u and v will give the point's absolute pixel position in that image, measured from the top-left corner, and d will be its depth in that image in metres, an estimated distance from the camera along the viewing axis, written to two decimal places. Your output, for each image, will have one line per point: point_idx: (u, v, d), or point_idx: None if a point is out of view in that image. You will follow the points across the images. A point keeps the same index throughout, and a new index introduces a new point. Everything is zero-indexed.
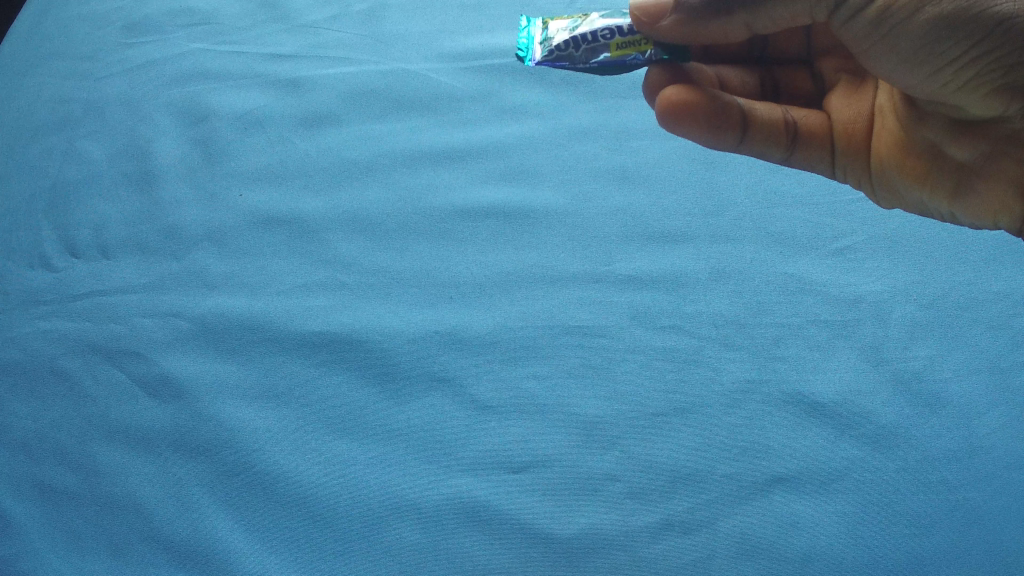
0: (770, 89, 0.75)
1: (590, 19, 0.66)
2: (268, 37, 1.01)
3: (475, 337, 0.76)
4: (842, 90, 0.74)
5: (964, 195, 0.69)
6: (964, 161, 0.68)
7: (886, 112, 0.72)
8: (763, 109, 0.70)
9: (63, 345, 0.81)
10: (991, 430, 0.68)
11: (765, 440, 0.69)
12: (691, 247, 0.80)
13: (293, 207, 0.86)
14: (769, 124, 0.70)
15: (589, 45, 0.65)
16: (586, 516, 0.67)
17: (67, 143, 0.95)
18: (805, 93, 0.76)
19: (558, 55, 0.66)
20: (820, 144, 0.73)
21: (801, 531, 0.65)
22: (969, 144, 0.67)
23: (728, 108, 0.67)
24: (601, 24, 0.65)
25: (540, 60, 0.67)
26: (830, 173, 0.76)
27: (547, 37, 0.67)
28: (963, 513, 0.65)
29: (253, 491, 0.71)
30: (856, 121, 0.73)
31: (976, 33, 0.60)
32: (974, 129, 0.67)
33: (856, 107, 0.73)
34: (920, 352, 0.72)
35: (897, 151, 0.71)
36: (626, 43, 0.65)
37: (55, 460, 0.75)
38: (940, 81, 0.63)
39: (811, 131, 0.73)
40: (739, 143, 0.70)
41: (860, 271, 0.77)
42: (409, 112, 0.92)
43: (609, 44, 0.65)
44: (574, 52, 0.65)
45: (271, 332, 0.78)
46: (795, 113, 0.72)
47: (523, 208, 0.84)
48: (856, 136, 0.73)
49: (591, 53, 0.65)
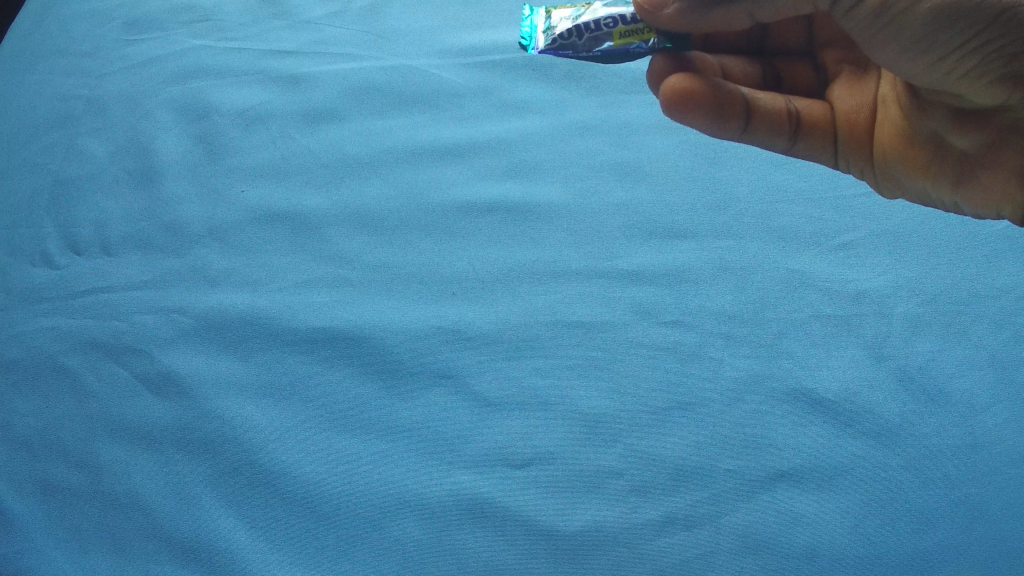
0: (771, 79, 0.74)
1: (593, 7, 0.64)
2: (270, 34, 1.01)
3: (478, 334, 0.76)
4: (844, 80, 0.74)
5: (965, 184, 0.70)
6: (964, 150, 0.69)
7: (889, 102, 0.72)
8: (766, 99, 0.69)
9: (66, 341, 0.81)
10: (993, 425, 0.68)
11: (767, 435, 0.69)
12: (694, 243, 0.80)
13: (297, 203, 0.86)
14: (773, 113, 0.70)
15: (591, 33, 0.63)
16: (590, 511, 0.67)
17: (67, 140, 0.95)
18: (806, 85, 0.75)
19: (562, 44, 0.64)
20: (823, 134, 0.72)
21: (803, 527, 0.65)
22: (970, 134, 0.68)
23: (731, 98, 0.66)
24: (604, 13, 0.63)
25: (542, 49, 0.65)
26: (832, 163, 0.75)
27: (550, 26, 0.65)
28: (966, 508, 0.65)
29: (258, 488, 0.70)
30: (858, 112, 0.73)
31: (979, 21, 0.59)
32: (976, 119, 0.67)
33: (858, 97, 0.73)
34: (923, 348, 0.72)
35: (899, 141, 0.72)
36: (629, 31, 0.63)
37: (58, 457, 0.75)
38: (943, 69, 0.63)
39: (814, 121, 0.72)
40: (742, 134, 0.69)
41: (863, 266, 0.77)
42: (410, 108, 0.92)
43: (613, 32, 0.63)
44: (577, 41, 0.64)
45: (269, 328, 0.78)
46: (798, 103, 0.72)
47: (525, 203, 0.84)
48: (858, 127, 0.73)
49: (594, 41, 0.63)
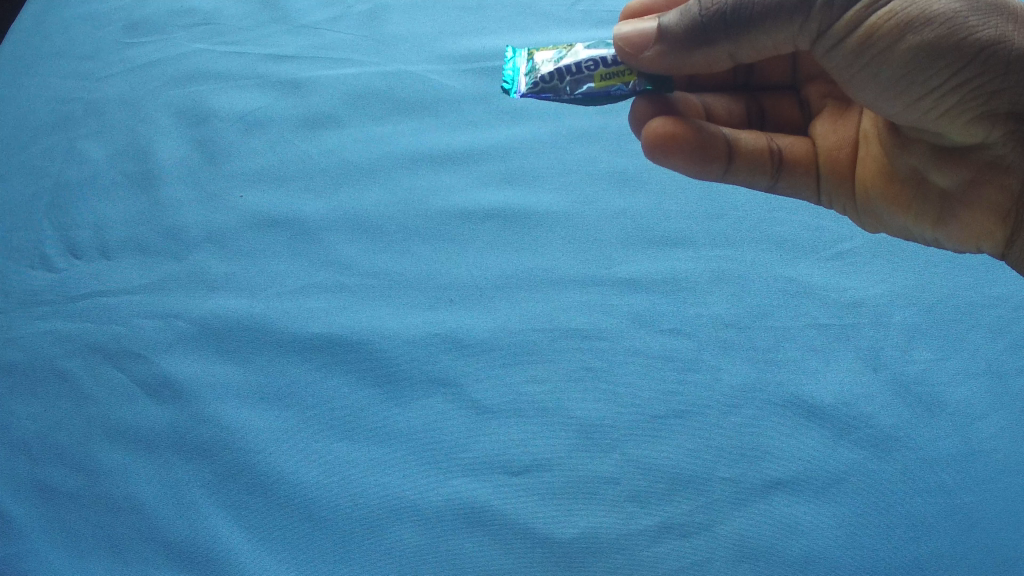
0: (756, 113, 0.77)
1: (574, 50, 0.68)
2: (270, 38, 1.01)
3: (476, 341, 0.76)
4: (828, 115, 0.75)
5: (946, 220, 0.70)
6: (946, 188, 0.68)
7: (870, 138, 0.72)
8: (749, 139, 0.71)
9: (65, 345, 0.81)
10: (990, 434, 0.69)
11: (764, 443, 0.69)
12: (692, 250, 0.80)
13: (296, 208, 0.86)
14: (755, 153, 0.71)
15: (573, 76, 0.66)
16: (586, 518, 0.67)
17: (67, 143, 0.95)
18: (791, 120, 0.77)
19: (543, 87, 0.67)
20: (805, 171, 0.74)
21: (799, 535, 0.65)
22: (951, 170, 0.67)
23: (713, 139, 0.68)
24: (585, 56, 0.66)
25: (525, 92, 0.68)
26: (816, 200, 0.76)
27: (532, 68, 0.68)
28: (962, 516, 0.66)
29: (257, 493, 0.71)
30: (840, 147, 0.74)
31: (958, 60, 0.59)
32: (957, 155, 0.66)
33: (840, 133, 0.74)
34: (920, 357, 0.73)
35: (881, 177, 0.72)
36: (609, 74, 0.66)
37: (56, 460, 0.75)
38: (925, 107, 0.63)
39: (797, 158, 0.73)
40: (724, 175, 0.71)
41: (861, 275, 0.78)
42: (410, 113, 0.92)
43: (594, 75, 0.66)
44: (558, 84, 0.67)
45: (268, 332, 0.78)
46: (781, 141, 0.73)
47: (525, 209, 0.84)
48: (841, 163, 0.73)
49: (574, 85, 0.67)
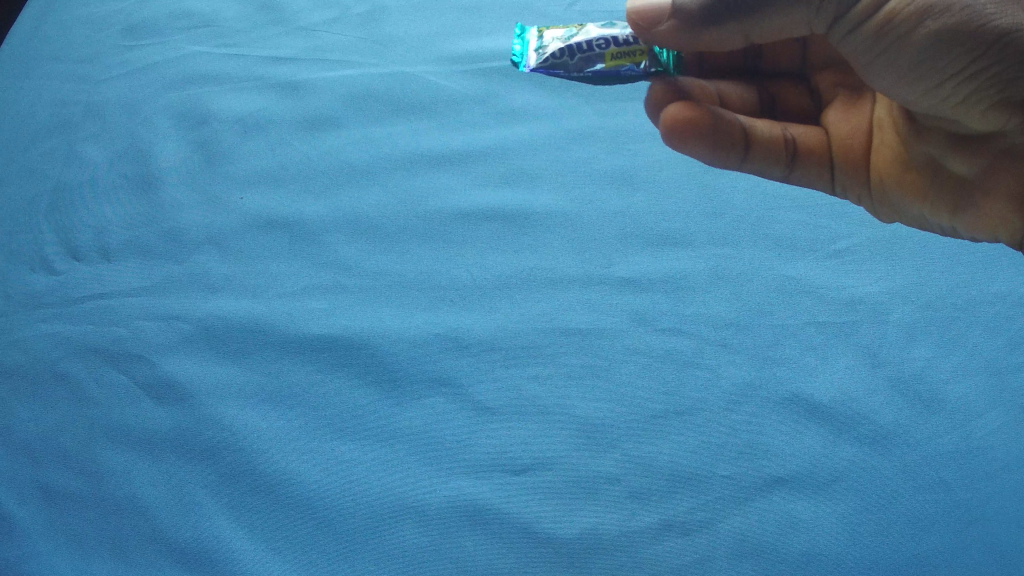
0: (769, 103, 0.78)
1: (585, 29, 0.73)
2: (268, 40, 1.01)
3: (476, 340, 0.76)
4: (840, 105, 0.76)
5: (961, 208, 0.71)
6: (962, 176, 0.69)
7: (884, 127, 0.74)
8: (763, 127, 0.73)
9: (64, 347, 0.81)
10: (989, 430, 0.69)
11: (762, 441, 0.70)
12: (691, 249, 0.81)
13: (296, 210, 0.87)
14: (770, 141, 0.73)
15: (583, 54, 0.72)
16: (588, 517, 0.67)
17: (67, 147, 0.95)
18: (803, 110, 0.78)
19: (553, 63, 0.73)
20: (818, 160, 0.75)
21: (799, 532, 0.66)
22: (967, 159, 0.68)
23: (731, 126, 0.70)
24: (596, 36, 0.72)
25: (536, 67, 0.74)
26: (828, 190, 0.78)
27: (542, 45, 0.74)
28: (961, 512, 0.66)
29: (258, 494, 0.71)
30: (852, 136, 0.75)
31: (976, 45, 0.61)
32: (973, 143, 0.68)
33: (853, 122, 0.75)
34: (920, 354, 0.73)
35: (895, 166, 0.74)
36: (620, 53, 0.71)
37: (61, 463, 0.75)
38: (941, 94, 0.64)
39: (809, 147, 0.75)
40: (741, 162, 0.72)
41: (860, 272, 0.78)
42: (408, 114, 0.93)
43: (605, 54, 0.71)
44: (569, 61, 0.73)
45: (269, 334, 0.78)
46: (794, 131, 0.75)
47: (524, 210, 0.84)
48: (853, 151, 0.75)
49: (585, 61, 0.72)
